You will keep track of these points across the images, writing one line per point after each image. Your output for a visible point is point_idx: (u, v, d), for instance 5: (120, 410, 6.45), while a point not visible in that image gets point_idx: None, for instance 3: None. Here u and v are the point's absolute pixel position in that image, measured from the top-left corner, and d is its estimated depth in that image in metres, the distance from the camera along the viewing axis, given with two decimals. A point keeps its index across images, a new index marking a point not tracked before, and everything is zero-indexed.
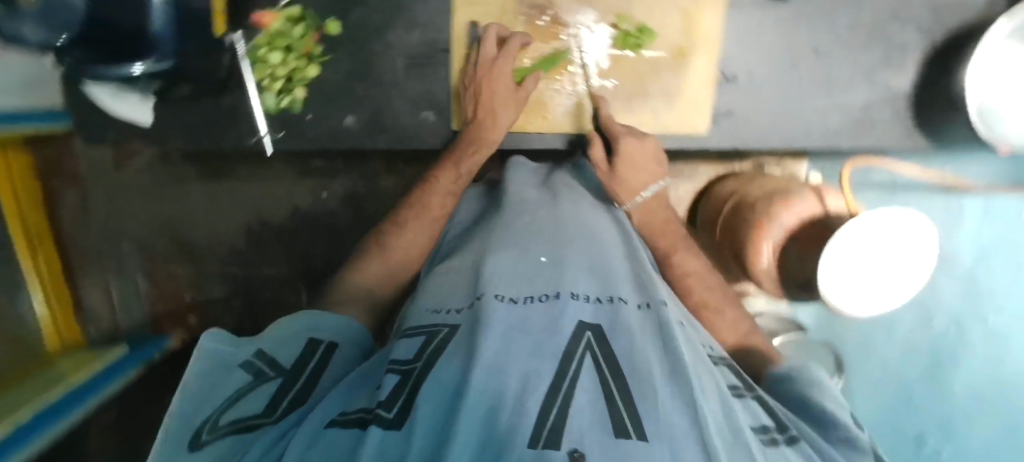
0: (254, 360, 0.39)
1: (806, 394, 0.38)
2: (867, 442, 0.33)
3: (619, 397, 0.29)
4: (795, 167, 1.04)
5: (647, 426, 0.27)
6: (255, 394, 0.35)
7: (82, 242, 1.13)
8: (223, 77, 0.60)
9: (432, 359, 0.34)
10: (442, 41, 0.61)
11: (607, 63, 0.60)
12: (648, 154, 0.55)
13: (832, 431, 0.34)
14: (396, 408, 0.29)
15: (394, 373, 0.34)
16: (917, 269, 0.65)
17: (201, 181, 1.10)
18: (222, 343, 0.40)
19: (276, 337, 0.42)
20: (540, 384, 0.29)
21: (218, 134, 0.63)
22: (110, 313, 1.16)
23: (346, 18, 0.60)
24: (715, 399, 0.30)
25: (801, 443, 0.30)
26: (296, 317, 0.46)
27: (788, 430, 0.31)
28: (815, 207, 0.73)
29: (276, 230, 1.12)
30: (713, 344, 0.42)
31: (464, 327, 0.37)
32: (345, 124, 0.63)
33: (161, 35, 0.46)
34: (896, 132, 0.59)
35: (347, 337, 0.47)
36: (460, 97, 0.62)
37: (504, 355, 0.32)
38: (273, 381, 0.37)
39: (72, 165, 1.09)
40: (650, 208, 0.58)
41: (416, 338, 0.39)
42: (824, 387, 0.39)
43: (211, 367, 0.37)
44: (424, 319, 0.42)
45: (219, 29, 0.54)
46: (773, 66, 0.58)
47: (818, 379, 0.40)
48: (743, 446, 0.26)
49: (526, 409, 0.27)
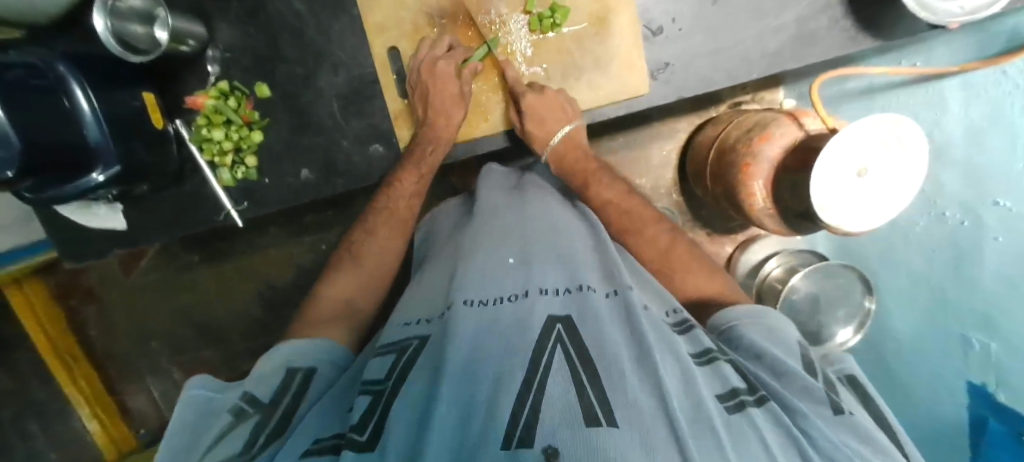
0: (239, 402, 0.40)
1: (757, 343, 0.41)
2: (821, 390, 0.36)
3: (589, 385, 0.28)
4: (773, 97, 1.00)
5: (618, 410, 0.26)
6: (235, 434, 0.36)
7: (110, 351, 1.18)
8: (177, 167, 0.62)
9: (402, 375, 0.35)
10: (368, 74, 0.62)
11: (532, 49, 0.59)
12: (547, 104, 0.57)
13: (794, 382, 0.37)
14: (368, 431, 0.30)
15: (366, 393, 0.35)
16: (911, 173, 0.59)
17: (206, 264, 1.14)
18: (205, 387, 0.42)
19: (259, 376, 0.43)
20: (512, 381, 0.28)
21: (188, 219, 0.66)
22: (156, 410, 1.21)
23: (273, 79, 0.62)
24: (681, 376, 0.31)
25: (769, 402, 0.33)
26: (276, 349, 0.47)
27: (758, 391, 0.34)
28: (796, 131, 0.68)
29: (286, 292, 1.14)
30: (680, 310, 0.45)
31: (434, 340, 0.37)
32: (302, 178, 0.65)
33: (101, 142, 0.49)
34: (839, 37, 0.56)
35: (326, 358, 0.48)
36: (410, 106, 0.62)
37: (475, 360, 0.32)
38: (252, 418, 0.38)
39: (84, 283, 1.15)
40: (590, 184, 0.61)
41: (387, 357, 0.39)
42: (778, 336, 0.42)
43: (199, 417, 0.39)
44: (396, 334, 0.43)
45: (157, 122, 0.58)
46: (696, 6, 0.57)
47: (771, 329, 0.43)
48: (706, 419, 0.27)
49: (499, 409, 0.26)
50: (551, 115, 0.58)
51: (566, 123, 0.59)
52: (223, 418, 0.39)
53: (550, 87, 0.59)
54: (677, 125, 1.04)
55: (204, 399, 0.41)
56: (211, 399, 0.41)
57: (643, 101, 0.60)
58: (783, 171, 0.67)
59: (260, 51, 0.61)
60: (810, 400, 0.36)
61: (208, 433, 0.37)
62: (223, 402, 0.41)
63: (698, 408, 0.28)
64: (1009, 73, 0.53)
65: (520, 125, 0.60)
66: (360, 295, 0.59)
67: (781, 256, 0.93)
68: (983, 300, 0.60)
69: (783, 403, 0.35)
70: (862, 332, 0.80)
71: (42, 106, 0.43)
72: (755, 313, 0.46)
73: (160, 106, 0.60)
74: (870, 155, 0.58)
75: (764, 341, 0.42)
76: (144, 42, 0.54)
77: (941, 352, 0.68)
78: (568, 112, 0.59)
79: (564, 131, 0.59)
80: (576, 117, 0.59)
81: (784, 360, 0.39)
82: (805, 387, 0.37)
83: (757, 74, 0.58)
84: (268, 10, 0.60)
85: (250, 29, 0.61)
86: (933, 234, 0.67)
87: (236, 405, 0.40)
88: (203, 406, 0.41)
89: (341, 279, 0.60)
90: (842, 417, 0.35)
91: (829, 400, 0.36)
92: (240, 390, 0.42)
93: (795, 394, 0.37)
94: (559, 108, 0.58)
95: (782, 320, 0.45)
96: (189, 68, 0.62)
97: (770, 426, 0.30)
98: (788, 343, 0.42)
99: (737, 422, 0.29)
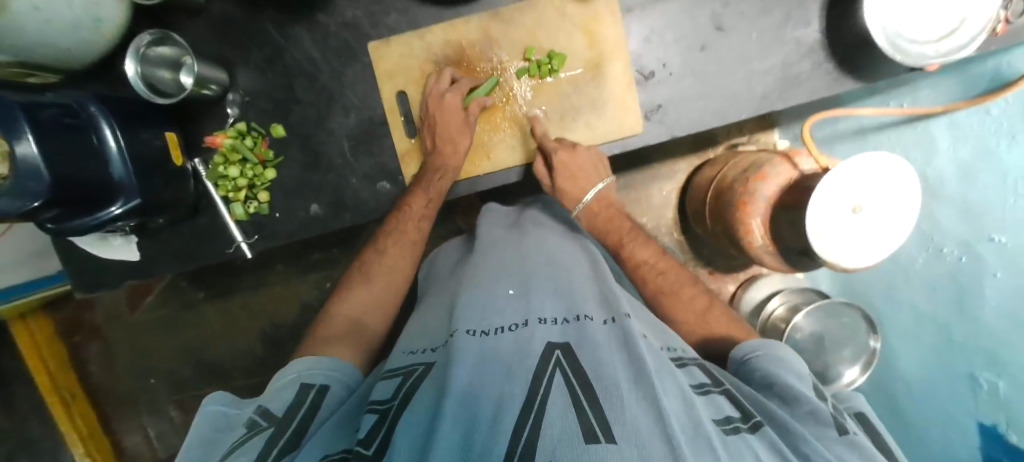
0: (253, 416, 0.41)
1: (769, 372, 0.42)
2: (828, 414, 0.37)
3: (588, 407, 0.28)
4: (768, 139, 1.03)
5: (616, 428, 0.26)
6: (249, 445, 0.37)
7: (109, 388, 1.17)
8: (193, 201, 0.65)
9: (407, 396, 0.36)
10: (377, 116, 0.65)
11: (531, 93, 0.63)
12: (578, 164, 0.61)
13: (799, 407, 0.38)
14: (375, 444, 0.32)
15: (372, 412, 0.35)
16: (905, 208, 0.59)
17: (211, 300, 1.15)
18: (225, 404, 0.45)
19: (273, 393, 0.44)
20: (512, 403, 0.29)
21: (201, 251, 0.68)
22: (150, 449, 1.18)
23: (288, 120, 0.66)
24: (677, 397, 0.31)
25: (763, 428, 0.34)
26: (290, 365, 0.48)
27: (752, 418, 0.34)
28: (791, 171, 0.70)
29: (291, 329, 1.13)
30: (684, 349, 0.45)
31: (438, 364, 0.38)
32: (311, 213, 0.67)
33: (124, 178, 0.52)
34: (823, 79, 0.59)
35: (340, 378, 0.48)
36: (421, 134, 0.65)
37: (477, 381, 0.32)
38: (265, 432, 0.38)
39: (90, 319, 1.16)
40: (595, 209, 0.67)
41: (393, 380, 0.40)
42: (785, 363, 0.43)
43: (214, 432, 0.41)
44: (402, 360, 0.44)
45: (177, 159, 0.62)
46: (685, 53, 0.60)
47: (779, 356, 0.44)
48: (704, 439, 0.27)
49: (500, 429, 0.27)
50: (582, 173, 0.63)
51: (597, 180, 0.64)
52: (238, 432, 0.40)
53: (579, 144, 0.62)
54: (676, 165, 1.07)
55: (221, 415, 0.43)
56: (227, 415, 0.43)
57: (637, 139, 0.63)
58: (780, 207, 0.68)
59: (277, 95, 0.65)
60: (816, 423, 0.37)
61: (222, 448, 0.39)
62: (238, 418, 0.43)
63: (698, 427, 0.28)
64: (992, 111, 0.57)
65: (552, 182, 0.64)
66: (369, 314, 0.60)
67: (785, 293, 0.91)
68: (991, 337, 0.59)
69: (782, 430, 0.35)
70: (869, 371, 0.77)
71: (72, 143, 0.46)
72: (767, 344, 0.47)
73: (181, 145, 0.64)
74: (864, 191, 0.59)
75: (777, 369, 0.42)
76: (171, 86, 0.59)
77: (953, 392, 0.66)
78: (597, 172, 0.64)
79: (596, 187, 0.64)
80: (606, 173, 0.65)
81: (792, 387, 0.39)
82: (811, 410, 0.37)
83: (747, 115, 0.61)
84: (286, 57, 0.65)
85: (268, 75, 0.65)
86: (934, 269, 0.67)
87: (250, 418, 0.41)
88: (219, 422, 0.43)
89: (355, 296, 0.62)
90: (847, 438, 0.36)
91: (833, 422, 0.37)
92: (255, 405, 0.43)
93: (801, 419, 0.38)
94: (590, 166, 0.63)
95: (794, 351, 0.46)
96: (209, 110, 0.66)
97: (769, 454, 0.31)
98: (799, 371, 0.43)
99: (733, 442, 0.30)
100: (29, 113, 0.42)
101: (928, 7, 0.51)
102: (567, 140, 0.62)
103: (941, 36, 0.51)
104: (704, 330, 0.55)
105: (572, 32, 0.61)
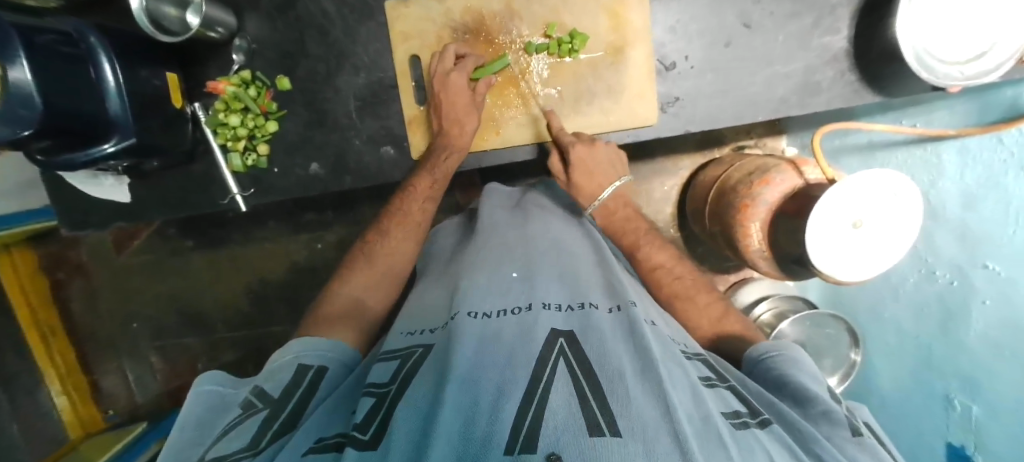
0: (249, 397, 0.42)
1: (783, 372, 0.43)
2: (841, 415, 0.38)
3: (592, 399, 0.28)
4: (775, 145, 1.02)
5: (620, 421, 0.26)
6: (242, 427, 0.37)
7: (93, 328, 1.17)
8: (190, 147, 0.63)
9: (406, 379, 0.37)
10: (388, 78, 0.64)
11: (548, 72, 0.61)
12: (597, 159, 0.60)
13: (811, 408, 0.39)
14: (371, 429, 0.32)
15: (371, 395, 0.36)
16: (904, 229, 0.60)
17: (199, 250, 1.13)
18: (217, 383, 0.45)
19: (270, 371, 0.45)
20: (515, 392, 0.29)
21: (193, 200, 0.66)
22: (128, 393, 1.18)
23: (294, 74, 0.64)
24: (685, 390, 0.32)
25: (772, 425, 0.34)
26: (291, 345, 0.49)
27: (761, 415, 0.35)
28: (795, 179, 0.69)
29: (278, 287, 1.13)
30: (691, 341, 0.46)
31: (437, 350, 0.38)
32: (311, 171, 0.66)
33: (122, 118, 0.50)
34: (843, 90, 0.58)
35: (338, 362, 0.49)
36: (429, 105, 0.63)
37: (480, 366, 0.32)
38: (260, 413, 0.39)
39: (75, 257, 1.14)
40: (610, 208, 0.64)
41: (391, 362, 0.41)
42: (799, 365, 0.44)
43: (211, 408, 0.42)
44: (399, 342, 0.44)
45: (177, 101, 0.60)
46: (709, 47, 0.59)
47: (795, 358, 0.45)
48: (713, 434, 0.28)
49: (501, 417, 0.27)
50: (599, 170, 0.61)
51: (614, 178, 0.62)
52: (234, 412, 0.41)
53: (597, 140, 0.61)
54: (681, 162, 1.06)
55: (214, 393, 0.44)
56: (222, 393, 0.44)
57: (650, 130, 0.63)
58: (780, 214, 0.68)
59: (286, 47, 0.63)
60: (828, 423, 0.38)
61: (218, 426, 0.39)
62: (234, 397, 0.43)
63: (705, 422, 0.29)
64: (1004, 141, 0.58)
65: (567, 178, 0.62)
66: (371, 293, 0.61)
67: (772, 300, 0.91)
68: (970, 363, 0.63)
69: (793, 429, 0.36)
70: (846, 381, 0.79)
71: (67, 73, 0.44)
72: (781, 345, 0.48)
73: (181, 88, 0.61)
74: (866, 206, 0.58)
75: (790, 369, 0.43)
76: (175, 25, 0.55)
77: (928, 411, 0.69)
78: (615, 169, 0.62)
79: (613, 186, 0.62)
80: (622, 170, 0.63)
81: (808, 388, 0.41)
82: (825, 410, 0.39)
83: (762, 118, 0.60)
84: (298, 9, 0.62)
85: (278, 24, 0.63)
86: (920, 292, 0.68)
87: (247, 399, 0.42)
88: (214, 400, 0.43)
89: (353, 280, 0.61)
90: (859, 439, 0.37)
91: (848, 423, 0.38)
92: (250, 386, 0.44)
93: (813, 420, 0.39)
94: (607, 163, 0.61)
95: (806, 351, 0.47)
96: (213, 54, 0.63)
97: (779, 448, 0.32)
98: (813, 372, 0.44)
99: (743, 437, 0.31)
100: (23, 36, 0.40)
101: (961, 27, 0.50)
102: (584, 135, 0.61)
103: (969, 59, 0.50)
104: (708, 328, 0.56)
105: (594, 12, 0.59)
